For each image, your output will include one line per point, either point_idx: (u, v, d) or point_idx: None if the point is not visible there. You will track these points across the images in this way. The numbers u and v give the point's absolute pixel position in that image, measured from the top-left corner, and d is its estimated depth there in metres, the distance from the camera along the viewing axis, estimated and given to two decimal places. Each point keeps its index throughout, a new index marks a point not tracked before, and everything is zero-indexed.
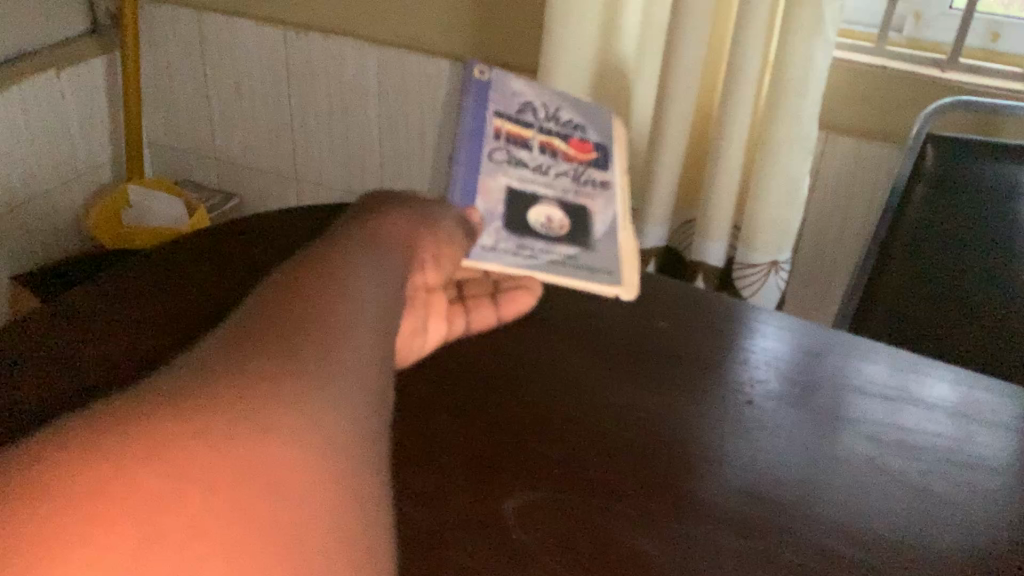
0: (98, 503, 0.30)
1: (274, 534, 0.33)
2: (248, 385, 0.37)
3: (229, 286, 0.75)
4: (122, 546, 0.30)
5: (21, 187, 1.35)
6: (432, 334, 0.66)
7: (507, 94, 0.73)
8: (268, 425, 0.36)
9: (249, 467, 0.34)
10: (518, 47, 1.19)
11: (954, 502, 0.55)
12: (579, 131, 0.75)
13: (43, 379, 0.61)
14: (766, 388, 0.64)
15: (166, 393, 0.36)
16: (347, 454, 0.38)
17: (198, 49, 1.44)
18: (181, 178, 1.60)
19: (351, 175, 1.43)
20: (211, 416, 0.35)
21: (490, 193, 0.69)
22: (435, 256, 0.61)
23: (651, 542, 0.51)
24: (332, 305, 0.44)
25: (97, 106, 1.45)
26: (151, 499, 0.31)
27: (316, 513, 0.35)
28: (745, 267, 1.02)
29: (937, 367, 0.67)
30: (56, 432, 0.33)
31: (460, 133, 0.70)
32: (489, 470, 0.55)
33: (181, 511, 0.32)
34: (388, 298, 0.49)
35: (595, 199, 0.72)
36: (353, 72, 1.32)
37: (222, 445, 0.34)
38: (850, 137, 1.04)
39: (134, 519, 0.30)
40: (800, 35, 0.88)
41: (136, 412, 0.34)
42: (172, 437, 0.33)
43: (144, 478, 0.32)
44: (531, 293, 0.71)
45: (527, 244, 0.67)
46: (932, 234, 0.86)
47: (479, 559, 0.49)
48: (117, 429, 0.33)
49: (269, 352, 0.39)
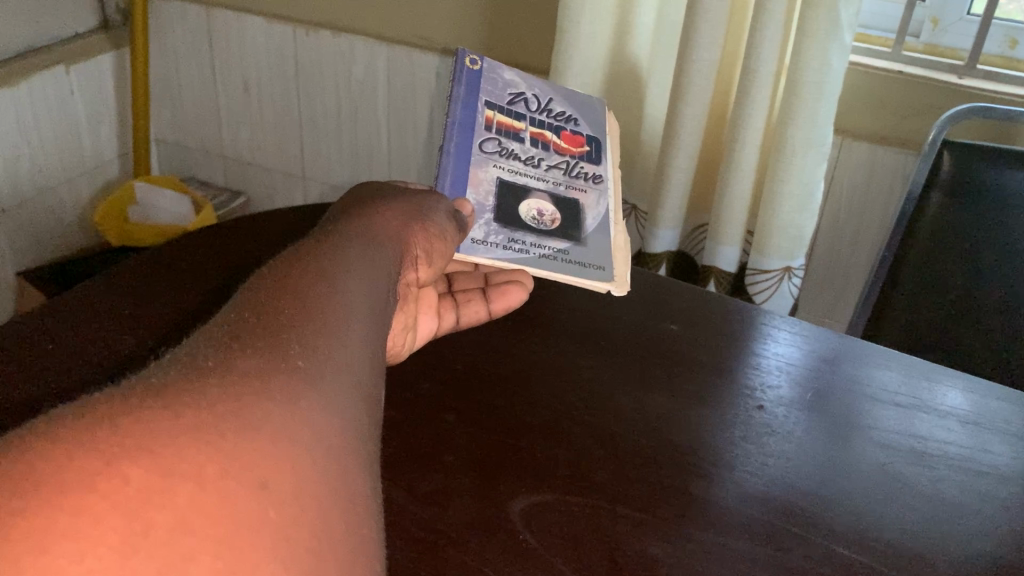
0: (81, 497, 0.26)
1: (278, 536, 0.29)
2: (230, 375, 0.33)
3: (231, 281, 0.74)
4: (107, 545, 0.25)
5: (27, 182, 1.34)
6: (422, 330, 0.64)
7: (498, 84, 0.73)
8: (265, 420, 0.31)
9: (248, 463, 0.30)
10: (530, 48, 1.19)
11: (967, 510, 0.54)
12: (571, 124, 0.75)
13: (51, 372, 0.60)
14: (777, 393, 0.63)
15: (153, 380, 0.32)
16: (359, 452, 0.34)
17: (207, 46, 1.43)
18: (188, 175, 1.60)
19: (360, 176, 1.43)
20: (197, 401, 0.31)
21: (479, 184, 0.68)
22: (426, 251, 0.57)
23: (660, 546, 0.50)
24: (327, 290, 0.40)
25: (105, 101, 1.45)
26: (139, 494, 0.27)
27: (327, 512, 0.31)
28: (757, 274, 1.02)
29: (950, 375, 0.66)
30: (46, 418, 0.29)
31: (450, 122, 0.68)
32: (495, 469, 0.55)
33: (173, 508, 0.27)
34: (381, 284, 0.46)
35: (587, 192, 0.71)
36: (363, 69, 1.31)
37: (216, 439, 0.30)
38: (865, 143, 1.04)
39: (120, 515, 0.26)
40: (816, 36, 0.87)
41: (119, 398, 0.30)
42: (160, 429, 0.29)
43: (130, 471, 0.27)
44: (522, 288, 0.67)
45: (518, 238, 0.65)
46: (947, 242, 0.85)
47: (485, 560, 0.48)
48: (99, 416, 0.29)
49: (253, 346, 0.35)
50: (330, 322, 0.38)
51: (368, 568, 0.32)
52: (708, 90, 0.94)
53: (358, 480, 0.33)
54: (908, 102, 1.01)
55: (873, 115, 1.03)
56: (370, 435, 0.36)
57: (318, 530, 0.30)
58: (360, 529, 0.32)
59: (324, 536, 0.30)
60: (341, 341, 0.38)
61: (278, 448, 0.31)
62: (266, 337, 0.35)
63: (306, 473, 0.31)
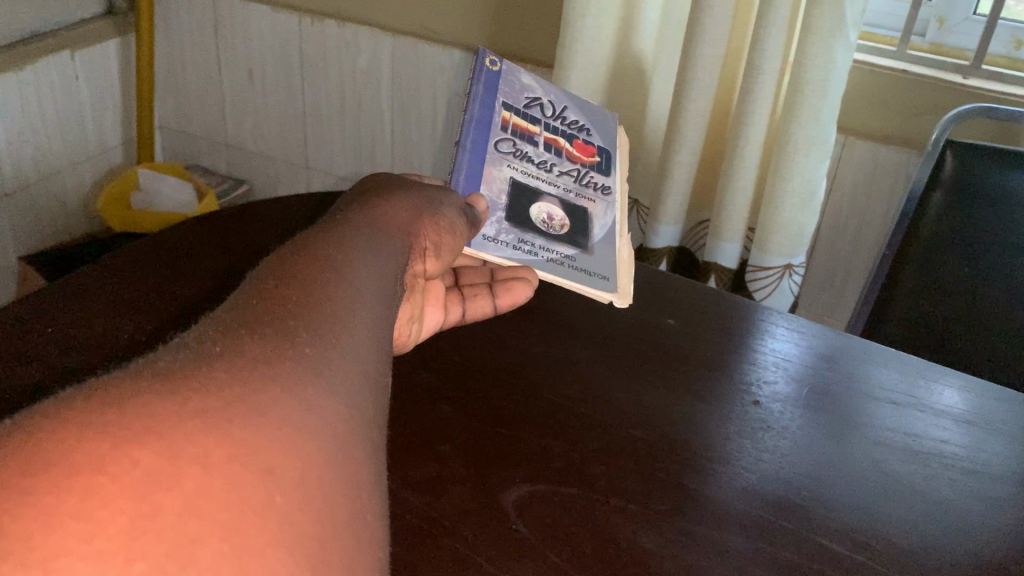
0: (90, 478, 0.26)
1: (283, 523, 0.29)
2: (233, 363, 0.33)
3: (239, 271, 0.73)
4: (116, 527, 0.26)
5: (30, 165, 1.34)
6: (427, 322, 0.64)
7: (516, 87, 0.74)
8: (271, 406, 0.32)
9: (256, 450, 0.30)
10: (535, 41, 1.19)
11: (960, 509, 0.55)
12: (583, 133, 0.76)
13: (47, 356, 0.60)
14: (774, 390, 0.63)
15: (160, 366, 0.32)
16: (362, 441, 0.34)
17: (212, 33, 1.43)
18: (191, 162, 1.60)
19: (362, 165, 1.43)
20: (203, 389, 0.31)
21: (492, 182, 0.67)
22: (435, 245, 0.57)
23: (652, 538, 0.50)
24: (331, 281, 0.40)
25: (109, 86, 1.45)
26: (147, 476, 0.27)
27: (330, 500, 0.31)
28: (757, 270, 1.02)
29: (948, 374, 0.66)
30: (53, 401, 0.29)
31: (467, 119, 0.68)
32: (490, 459, 0.55)
33: (181, 491, 0.27)
34: (388, 275, 0.46)
35: (595, 202, 0.71)
36: (368, 60, 1.31)
37: (225, 426, 0.30)
38: (868, 140, 1.03)
39: (128, 498, 0.26)
40: (820, 32, 0.87)
41: (125, 384, 0.30)
42: (169, 412, 0.29)
43: (140, 455, 0.27)
44: (528, 284, 0.66)
45: (528, 239, 0.65)
46: (948, 242, 0.85)
47: (476, 548, 0.48)
48: (106, 402, 0.29)
49: (262, 332, 0.35)
50: (336, 312, 0.38)
51: (367, 555, 0.32)
52: (712, 86, 0.94)
53: (361, 470, 0.33)
54: (913, 100, 1.01)
55: (878, 114, 1.03)
56: (374, 423, 0.36)
57: (320, 517, 0.30)
58: (363, 518, 0.32)
59: (328, 524, 0.31)
60: (347, 330, 0.38)
61: (286, 434, 0.31)
62: (274, 325, 0.36)
63: (311, 463, 0.31)
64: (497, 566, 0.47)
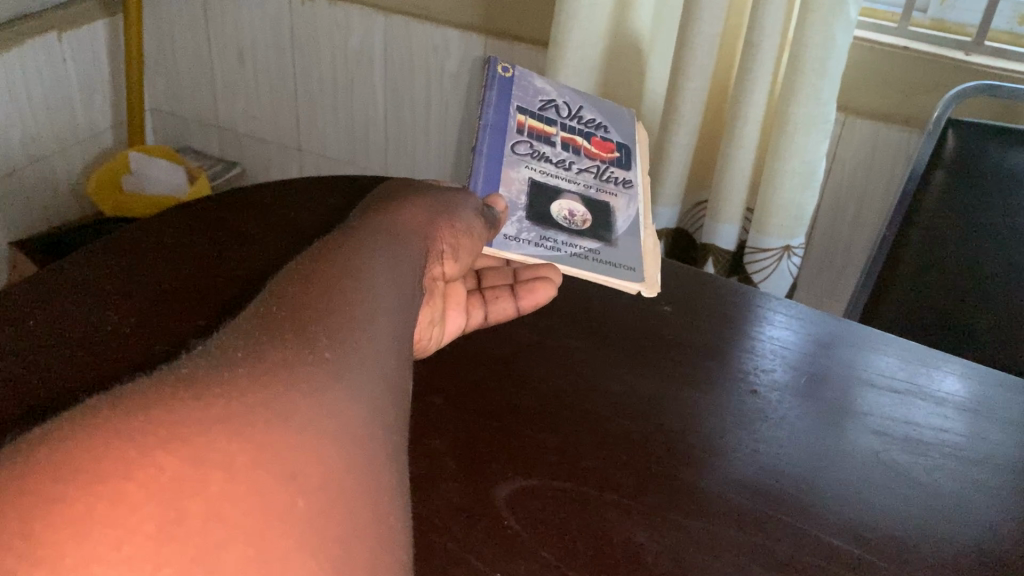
0: (119, 484, 0.26)
1: (306, 526, 0.28)
2: (250, 371, 0.32)
3: (236, 271, 0.70)
4: (144, 533, 0.25)
5: (20, 151, 1.32)
6: (450, 326, 0.63)
7: (529, 92, 0.73)
8: (293, 410, 0.31)
9: (277, 454, 0.29)
10: (533, 21, 1.16)
11: (957, 500, 0.54)
12: (601, 131, 0.75)
13: (31, 352, 0.59)
14: (771, 378, 0.63)
15: (180, 377, 0.31)
16: (385, 444, 0.34)
17: (201, 13, 1.41)
18: (182, 145, 1.58)
19: (357, 148, 1.41)
20: (222, 396, 0.30)
21: (511, 184, 0.67)
22: (452, 248, 0.56)
23: (648, 534, 0.49)
24: (344, 285, 0.39)
25: (97, 68, 1.42)
26: (173, 483, 0.27)
27: (354, 504, 0.30)
28: (756, 252, 1.01)
29: (947, 361, 0.66)
30: (74, 412, 0.29)
31: (483, 125, 0.68)
32: (483, 455, 0.54)
33: (206, 497, 0.27)
34: (402, 277, 0.45)
35: (617, 196, 0.70)
36: (361, 39, 1.29)
37: (247, 430, 0.29)
38: (871, 119, 1.02)
39: (155, 504, 0.26)
40: (821, 11, 0.85)
41: (148, 392, 0.30)
42: (192, 418, 0.29)
43: (164, 461, 0.27)
44: (552, 284, 0.65)
45: (550, 236, 0.64)
46: (949, 221, 0.84)
47: (466, 545, 0.48)
48: (132, 413, 0.28)
49: (282, 338, 0.34)
50: (355, 316, 0.38)
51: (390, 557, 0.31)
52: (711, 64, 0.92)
53: (384, 473, 0.33)
54: (916, 79, 0.99)
55: (882, 93, 1.01)
56: (394, 425, 0.35)
57: (343, 518, 0.30)
58: (387, 521, 0.31)
59: (354, 528, 0.30)
60: (367, 335, 0.37)
61: (307, 439, 0.30)
62: (296, 331, 0.35)
63: (332, 467, 0.30)
64: (490, 565, 0.47)
